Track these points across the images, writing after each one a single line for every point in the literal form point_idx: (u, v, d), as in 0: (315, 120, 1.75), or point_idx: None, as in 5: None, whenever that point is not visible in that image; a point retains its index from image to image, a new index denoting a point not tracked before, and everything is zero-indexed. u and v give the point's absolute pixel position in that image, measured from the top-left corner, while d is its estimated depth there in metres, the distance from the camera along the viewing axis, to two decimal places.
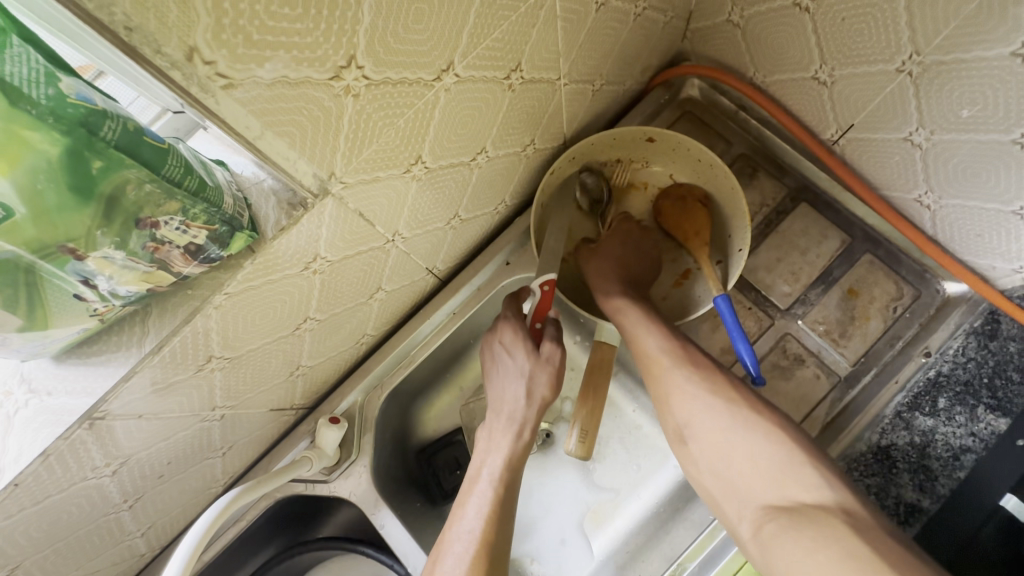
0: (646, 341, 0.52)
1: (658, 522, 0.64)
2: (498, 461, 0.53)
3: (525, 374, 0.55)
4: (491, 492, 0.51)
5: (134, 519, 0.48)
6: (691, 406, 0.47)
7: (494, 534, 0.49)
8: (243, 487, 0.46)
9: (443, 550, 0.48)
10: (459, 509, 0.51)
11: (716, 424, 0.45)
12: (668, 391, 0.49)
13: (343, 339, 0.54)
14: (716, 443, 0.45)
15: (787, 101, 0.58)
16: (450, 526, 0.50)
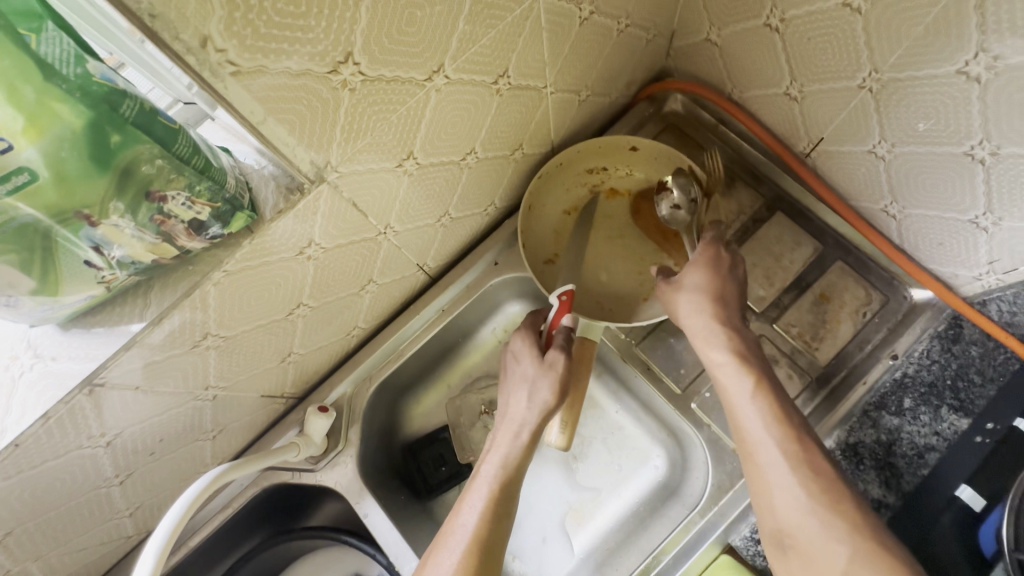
0: (757, 428, 0.46)
1: (637, 520, 0.66)
2: (495, 465, 0.53)
3: (530, 381, 0.55)
4: (488, 497, 0.50)
5: (124, 496, 0.49)
6: (790, 508, 0.43)
7: (489, 535, 0.48)
8: (230, 465, 0.49)
9: (437, 551, 0.48)
10: (456, 513, 0.51)
11: (826, 544, 0.40)
12: (771, 488, 0.44)
13: (334, 329, 0.56)
14: (820, 561, 0.40)
15: (762, 115, 0.62)
16: (448, 529, 0.49)
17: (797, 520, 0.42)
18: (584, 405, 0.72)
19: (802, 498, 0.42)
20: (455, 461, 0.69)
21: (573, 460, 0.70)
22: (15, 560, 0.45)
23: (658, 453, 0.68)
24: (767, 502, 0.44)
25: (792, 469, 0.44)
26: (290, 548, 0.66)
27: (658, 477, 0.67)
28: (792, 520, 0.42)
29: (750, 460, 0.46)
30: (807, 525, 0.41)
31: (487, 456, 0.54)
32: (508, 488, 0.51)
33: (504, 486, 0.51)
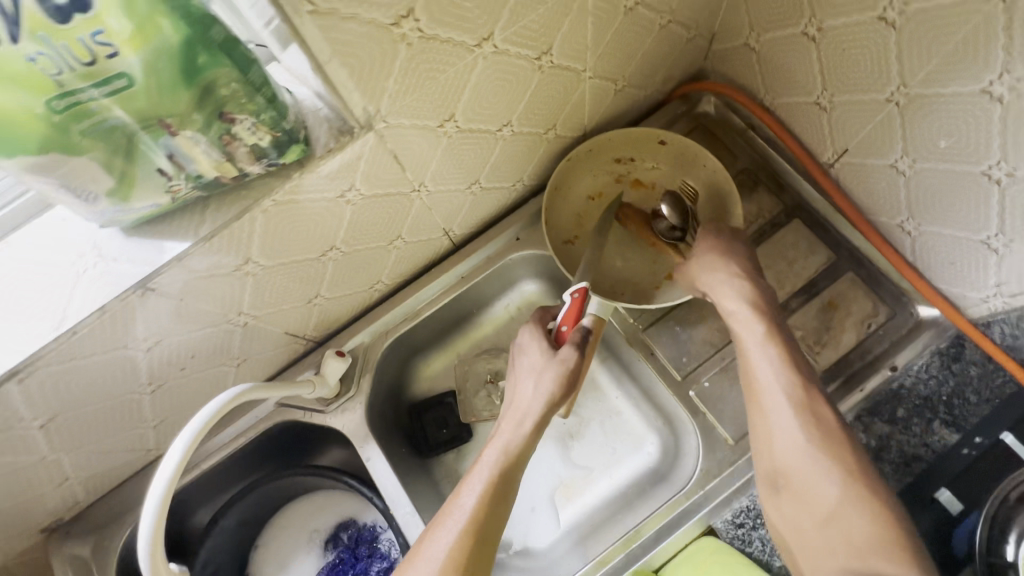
0: (766, 379, 0.52)
1: (624, 501, 0.69)
2: (497, 457, 0.54)
3: (537, 374, 0.58)
4: (485, 487, 0.52)
5: (153, 406, 0.54)
6: (788, 446, 0.49)
7: (484, 526, 0.49)
8: (253, 386, 0.53)
9: (434, 532, 0.50)
10: (454, 498, 0.52)
11: (816, 481, 0.47)
12: (772, 429, 0.51)
13: (359, 279, 0.60)
14: (812, 492, 0.48)
15: (792, 123, 0.63)
16: (446, 512, 0.51)
17: (793, 459, 0.49)
18: (587, 387, 0.74)
19: (797, 437, 0.49)
20: (455, 424, 0.72)
21: (569, 437, 0.73)
22: (51, 448, 0.50)
23: (651, 441, 0.70)
24: (766, 443, 0.51)
25: (795, 416, 0.50)
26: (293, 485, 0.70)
27: (649, 463, 0.70)
28: (789, 459, 0.49)
29: (756, 404, 0.53)
30: (803, 464, 0.48)
31: (491, 447, 0.56)
32: (506, 479, 0.53)
33: (501, 478, 0.52)
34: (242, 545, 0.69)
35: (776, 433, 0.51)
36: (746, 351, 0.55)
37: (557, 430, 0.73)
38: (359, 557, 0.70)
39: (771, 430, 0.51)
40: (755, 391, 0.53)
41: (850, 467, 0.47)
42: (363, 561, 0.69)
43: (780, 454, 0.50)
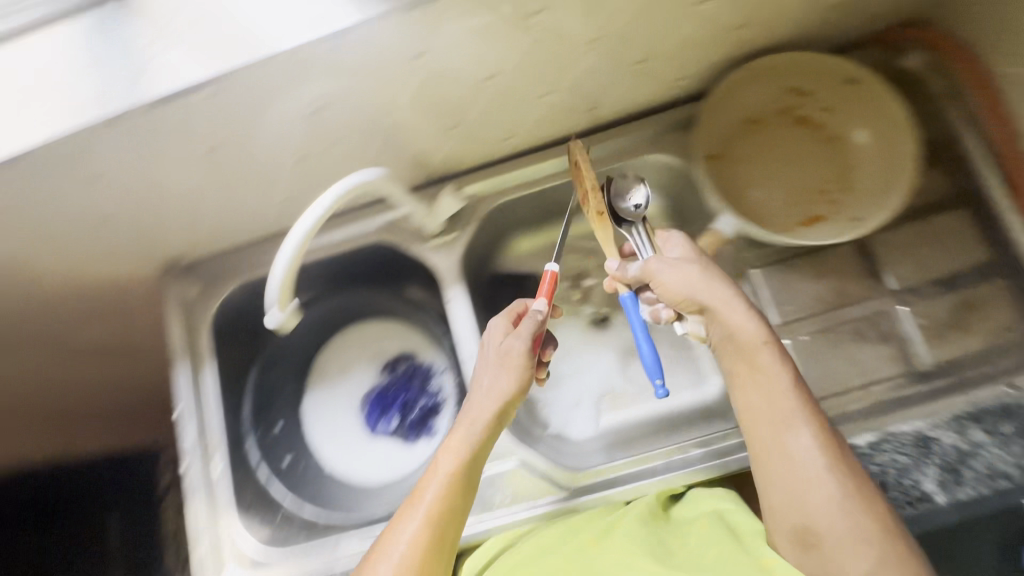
0: (783, 410, 0.48)
1: (668, 424, 0.70)
2: (464, 431, 0.53)
3: (496, 358, 0.55)
4: (453, 472, 0.51)
5: (287, 178, 0.57)
6: (806, 473, 0.45)
7: (444, 517, 0.50)
8: (381, 175, 0.50)
9: (392, 530, 0.50)
10: (416, 495, 0.52)
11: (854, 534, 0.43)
12: (783, 455, 0.47)
13: (497, 126, 0.60)
14: (826, 520, 0.44)
15: (1014, 99, 0.55)
16: (408, 503, 0.51)
17: (816, 507, 0.44)
18: (666, 314, 0.74)
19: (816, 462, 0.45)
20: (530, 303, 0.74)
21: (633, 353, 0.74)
22: (200, 183, 0.55)
23: (714, 380, 0.70)
24: (782, 467, 0.46)
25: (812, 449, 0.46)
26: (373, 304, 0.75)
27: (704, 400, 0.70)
28: (807, 503, 0.45)
29: (770, 439, 0.48)
30: (817, 499, 0.44)
31: (457, 424, 0.54)
32: (473, 458, 0.52)
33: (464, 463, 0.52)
34: (316, 340, 0.76)
35: (804, 477, 0.45)
36: (755, 375, 0.50)
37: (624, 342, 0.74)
38: (410, 389, 0.72)
39: (790, 468, 0.46)
40: (772, 424, 0.48)
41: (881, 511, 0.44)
42: (412, 394, 0.72)
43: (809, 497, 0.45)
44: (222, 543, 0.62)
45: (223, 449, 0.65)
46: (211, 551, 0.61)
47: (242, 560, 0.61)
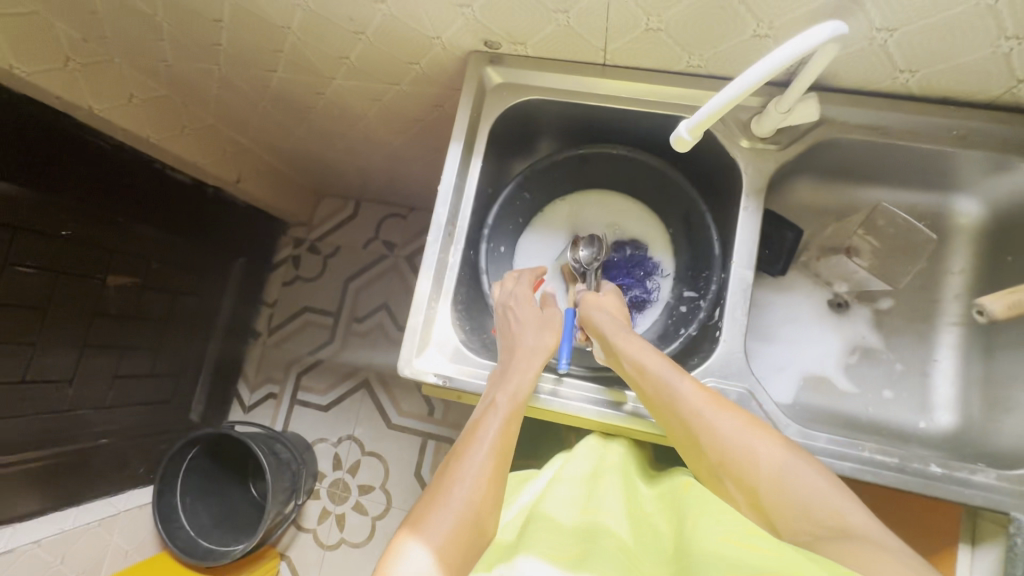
0: (683, 405, 0.51)
1: (870, 430, 0.67)
2: (518, 371, 0.57)
3: (536, 327, 0.61)
4: (514, 403, 0.54)
5: (677, 10, 0.53)
6: (738, 444, 0.48)
7: (508, 436, 0.52)
8: (841, 27, 0.41)
9: (461, 456, 0.50)
10: (475, 427, 0.53)
11: (790, 474, 0.46)
12: (715, 434, 0.49)
13: (911, 54, 0.53)
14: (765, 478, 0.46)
15: None
16: (470, 434, 0.52)
17: (746, 464, 0.47)
18: (914, 330, 0.69)
19: (738, 431, 0.49)
20: (782, 253, 0.71)
21: (859, 349, 0.70)
22: None
23: (941, 416, 0.66)
24: (720, 450, 0.49)
25: (725, 424, 0.50)
26: (637, 180, 0.72)
27: (919, 427, 0.66)
28: (737, 468, 0.48)
29: (689, 434, 0.51)
30: (746, 460, 0.47)
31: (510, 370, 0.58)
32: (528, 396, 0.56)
33: (519, 399, 0.55)
34: (560, 187, 0.74)
35: (723, 449, 0.49)
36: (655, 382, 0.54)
37: (855, 334, 0.70)
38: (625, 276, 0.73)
39: (710, 446, 0.49)
40: (682, 419, 0.51)
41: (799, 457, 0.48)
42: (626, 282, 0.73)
43: (743, 461, 0.48)
44: (433, 325, 0.64)
45: (460, 244, 0.65)
46: (423, 326, 0.62)
47: (444, 348, 0.63)
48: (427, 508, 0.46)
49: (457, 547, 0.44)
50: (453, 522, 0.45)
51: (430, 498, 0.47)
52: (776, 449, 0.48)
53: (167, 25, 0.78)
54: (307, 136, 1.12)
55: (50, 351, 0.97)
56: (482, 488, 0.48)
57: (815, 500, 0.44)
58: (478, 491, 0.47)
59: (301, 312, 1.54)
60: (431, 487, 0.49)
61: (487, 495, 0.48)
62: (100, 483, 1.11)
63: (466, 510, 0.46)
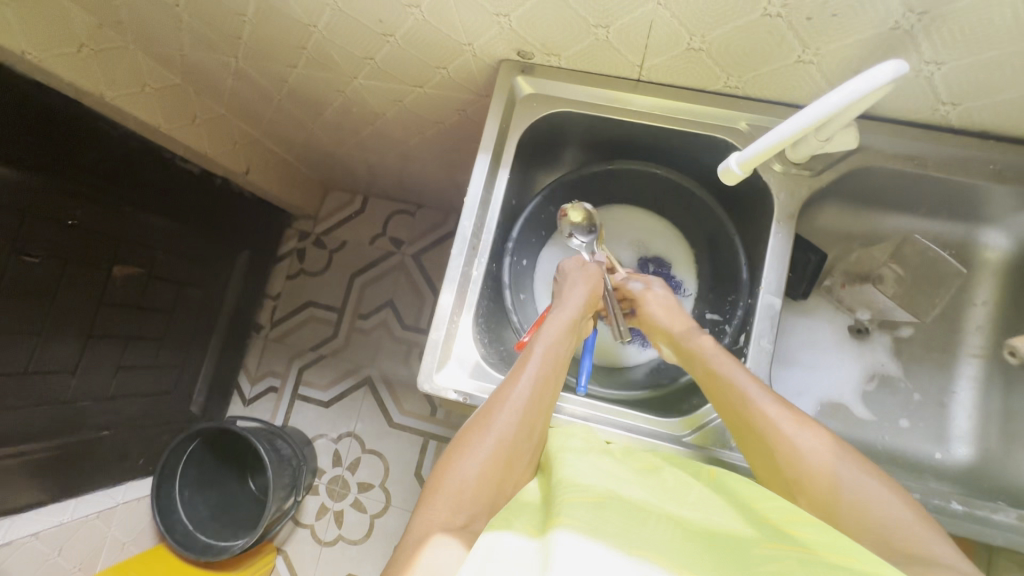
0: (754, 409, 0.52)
1: (889, 460, 0.66)
2: (548, 342, 0.57)
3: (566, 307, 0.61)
4: (541, 372, 0.54)
5: (722, 33, 0.52)
6: (812, 460, 0.48)
7: (541, 395, 0.53)
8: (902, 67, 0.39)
9: (484, 417, 0.52)
10: (498, 397, 0.53)
11: (859, 489, 0.46)
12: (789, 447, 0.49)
13: (956, 88, 0.52)
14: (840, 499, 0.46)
15: None
16: (495, 398, 0.53)
17: (816, 476, 0.47)
18: (935, 360, 0.69)
19: (815, 447, 0.49)
20: (807, 276, 0.70)
21: (877, 376, 0.69)
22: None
23: (958, 448, 0.66)
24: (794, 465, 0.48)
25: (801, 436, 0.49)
26: (663, 197, 0.71)
27: (936, 458, 0.66)
28: (806, 480, 0.48)
29: (754, 437, 0.51)
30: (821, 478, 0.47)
31: (540, 338, 0.57)
32: (558, 365, 0.56)
33: (547, 367, 0.55)
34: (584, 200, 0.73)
35: (795, 460, 0.48)
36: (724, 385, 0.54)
37: (874, 363, 0.70)
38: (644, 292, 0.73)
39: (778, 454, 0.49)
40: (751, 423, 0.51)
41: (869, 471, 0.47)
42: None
43: (808, 471, 0.48)
44: (454, 339, 0.63)
45: (484, 258, 0.64)
46: (444, 341, 0.61)
47: (464, 364, 0.62)
48: (451, 458, 0.50)
49: (475, 499, 0.47)
50: (471, 475, 0.48)
51: (453, 451, 0.50)
52: (840, 458, 0.48)
53: (187, 16, 0.76)
54: (321, 131, 1.10)
55: (55, 342, 0.95)
56: (500, 447, 0.50)
57: (891, 525, 0.43)
58: (497, 449, 0.50)
59: (305, 306, 1.52)
60: (454, 443, 0.52)
61: (504, 453, 0.50)
62: (100, 475, 1.10)
63: (485, 467, 0.48)
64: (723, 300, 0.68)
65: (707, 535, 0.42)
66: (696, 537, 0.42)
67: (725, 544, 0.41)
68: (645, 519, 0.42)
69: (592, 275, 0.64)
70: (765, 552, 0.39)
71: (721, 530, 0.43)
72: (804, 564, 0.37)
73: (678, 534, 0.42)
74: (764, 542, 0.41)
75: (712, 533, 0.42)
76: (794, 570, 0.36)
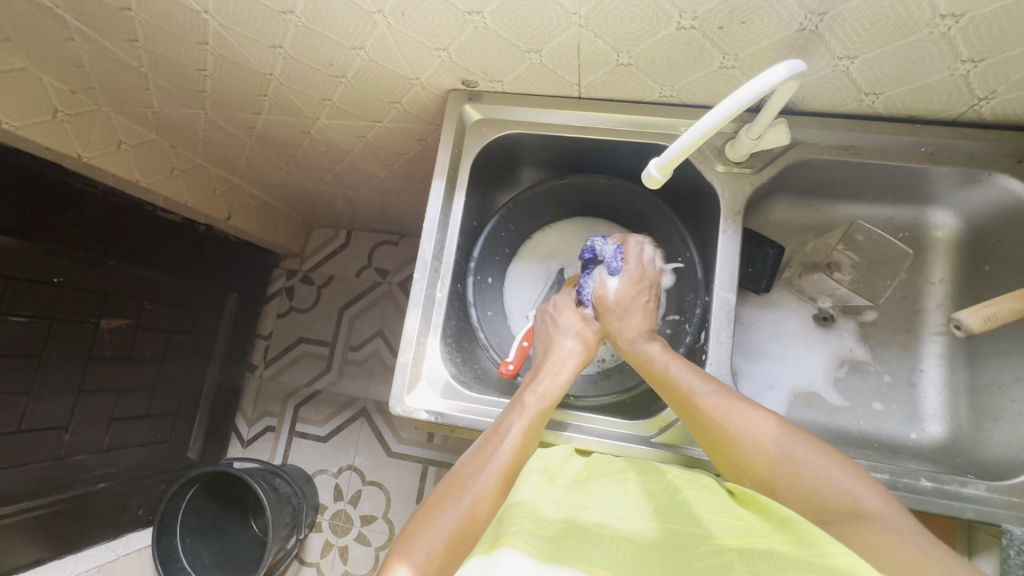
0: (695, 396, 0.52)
1: (865, 445, 0.66)
2: (535, 406, 0.56)
3: (555, 366, 0.59)
4: (522, 437, 0.53)
5: (645, 49, 0.55)
6: (750, 427, 0.49)
7: (518, 459, 0.52)
8: (800, 62, 0.43)
9: (457, 485, 0.48)
10: (472, 461, 0.51)
11: (792, 457, 0.46)
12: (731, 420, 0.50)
13: (873, 79, 0.54)
14: (785, 464, 0.46)
15: None
16: (469, 465, 0.50)
17: (768, 461, 0.47)
18: (900, 342, 0.69)
19: (755, 418, 0.49)
20: (767, 270, 0.71)
21: (847, 361, 0.70)
22: (563, 21, 0.53)
23: (932, 426, 0.66)
24: (737, 438, 0.49)
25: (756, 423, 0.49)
26: (617, 207, 0.73)
27: (911, 439, 0.66)
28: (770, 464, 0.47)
29: (699, 414, 0.52)
30: (764, 445, 0.47)
31: (524, 403, 0.56)
32: (534, 429, 0.55)
33: (528, 434, 0.53)
34: (542, 216, 0.76)
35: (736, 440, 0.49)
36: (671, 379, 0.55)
37: (841, 348, 0.70)
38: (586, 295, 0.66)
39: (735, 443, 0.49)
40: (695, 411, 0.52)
41: (803, 440, 0.47)
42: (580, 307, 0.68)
43: (749, 448, 0.48)
44: (423, 359, 0.65)
45: (447, 279, 0.67)
46: (413, 363, 0.63)
47: (435, 384, 0.64)
48: (415, 532, 0.46)
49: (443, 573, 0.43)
50: (437, 548, 0.44)
51: (419, 524, 0.46)
52: (783, 433, 0.48)
53: (152, 75, 0.79)
54: (295, 172, 1.14)
55: (48, 399, 0.97)
56: (472, 520, 0.46)
57: (832, 483, 0.43)
58: (470, 520, 0.46)
59: (296, 343, 1.54)
60: (421, 513, 0.48)
61: (477, 525, 0.47)
62: (99, 528, 1.10)
63: (454, 536, 0.45)
64: (682, 299, 0.69)
65: (662, 541, 0.41)
66: (652, 544, 0.41)
67: (672, 545, 0.40)
68: (609, 539, 0.42)
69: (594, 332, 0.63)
70: (710, 548, 0.38)
71: (683, 521, 0.43)
72: (744, 557, 0.35)
73: (631, 544, 0.41)
74: (713, 538, 0.39)
75: (671, 535, 0.42)
76: (733, 561, 0.35)
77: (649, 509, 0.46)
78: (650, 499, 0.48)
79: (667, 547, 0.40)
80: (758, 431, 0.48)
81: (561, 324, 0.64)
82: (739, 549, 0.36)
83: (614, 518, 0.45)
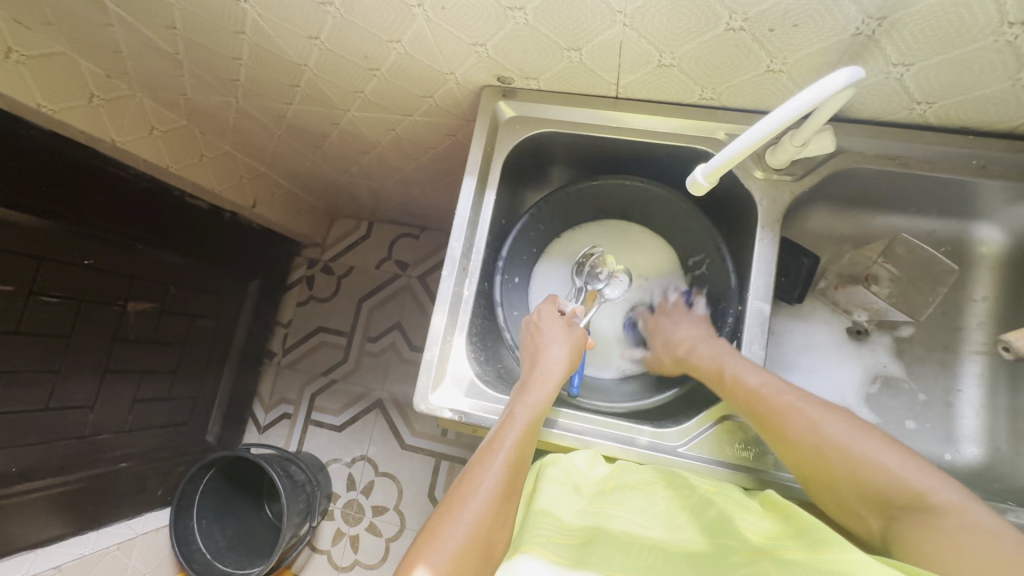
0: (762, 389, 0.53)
1: None
2: (524, 419, 0.54)
3: (544, 375, 0.59)
4: (516, 451, 0.51)
5: (690, 49, 0.53)
6: (825, 422, 0.49)
7: (515, 474, 0.50)
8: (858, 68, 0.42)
9: (456, 506, 0.46)
10: (469, 480, 0.49)
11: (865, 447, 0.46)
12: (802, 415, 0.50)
13: (927, 88, 0.52)
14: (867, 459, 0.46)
15: None
16: (466, 486, 0.48)
17: (848, 452, 0.47)
18: (938, 360, 0.67)
19: (829, 417, 0.49)
20: (802, 280, 0.69)
21: (881, 376, 0.68)
22: (607, 18, 0.51)
23: (968, 448, 0.64)
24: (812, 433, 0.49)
25: (828, 420, 0.49)
26: (650, 210, 0.72)
27: (946, 460, 0.64)
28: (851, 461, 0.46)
29: (764, 411, 0.52)
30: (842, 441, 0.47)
31: (513, 417, 0.54)
32: (528, 440, 0.53)
33: (521, 447, 0.52)
34: (572, 216, 0.75)
35: (792, 434, 0.50)
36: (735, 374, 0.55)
37: (875, 363, 0.68)
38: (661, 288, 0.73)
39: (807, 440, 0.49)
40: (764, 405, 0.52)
41: (869, 432, 0.48)
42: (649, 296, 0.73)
43: (807, 440, 0.49)
44: (448, 357, 0.64)
45: (475, 277, 0.66)
46: (439, 360, 0.63)
47: (460, 382, 0.63)
48: (415, 556, 0.43)
49: None
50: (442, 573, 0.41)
51: (420, 547, 0.43)
52: (855, 431, 0.48)
53: (187, 62, 0.80)
54: (322, 162, 1.14)
55: (74, 378, 0.99)
56: (474, 539, 0.44)
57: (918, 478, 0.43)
58: (473, 539, 0.44)
59: (314, 332, 1.55)
60: (421, 538, 0.45)
61: (481, 546, 0.44)
62: (118, 506, 1.11)
63: (457, 559, 0.42)
64: (714, 308, 0.68)
65: (695, 551, 0.40)
66: (684, 554, 0.40)
67: (705, 557, 0.39)
68: (639, 549, 0.41)
69: (577, 338, 0.64)
70: (744, 558, 0.37)
71: (717, 532, 0.42)
72: (781, 565, 0.34)
73: (661, 556, 0.40)
74: (745, 549, 0.38)
75: (704, 548, 0.41)
76: (769, 569, 0.34)
77: (678, 521, 0.46)
78: (681, 510, 0.47)
79: (701, 558, 0.39)
80: (835, 429, 0.48)
81: (546, 331, 0.64)
82: (776, 558, 0.35)
83: (641, 527, 0.44)
